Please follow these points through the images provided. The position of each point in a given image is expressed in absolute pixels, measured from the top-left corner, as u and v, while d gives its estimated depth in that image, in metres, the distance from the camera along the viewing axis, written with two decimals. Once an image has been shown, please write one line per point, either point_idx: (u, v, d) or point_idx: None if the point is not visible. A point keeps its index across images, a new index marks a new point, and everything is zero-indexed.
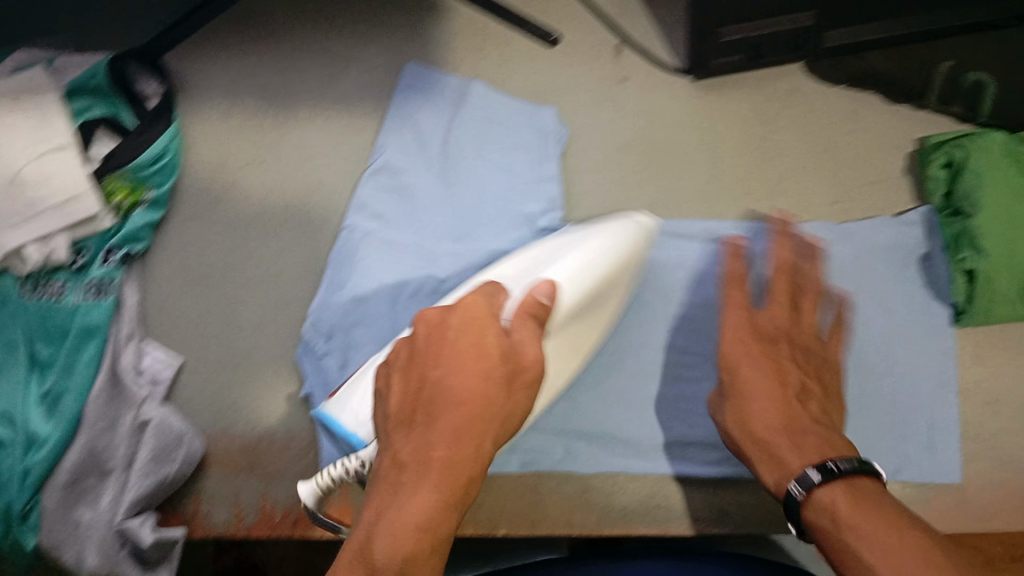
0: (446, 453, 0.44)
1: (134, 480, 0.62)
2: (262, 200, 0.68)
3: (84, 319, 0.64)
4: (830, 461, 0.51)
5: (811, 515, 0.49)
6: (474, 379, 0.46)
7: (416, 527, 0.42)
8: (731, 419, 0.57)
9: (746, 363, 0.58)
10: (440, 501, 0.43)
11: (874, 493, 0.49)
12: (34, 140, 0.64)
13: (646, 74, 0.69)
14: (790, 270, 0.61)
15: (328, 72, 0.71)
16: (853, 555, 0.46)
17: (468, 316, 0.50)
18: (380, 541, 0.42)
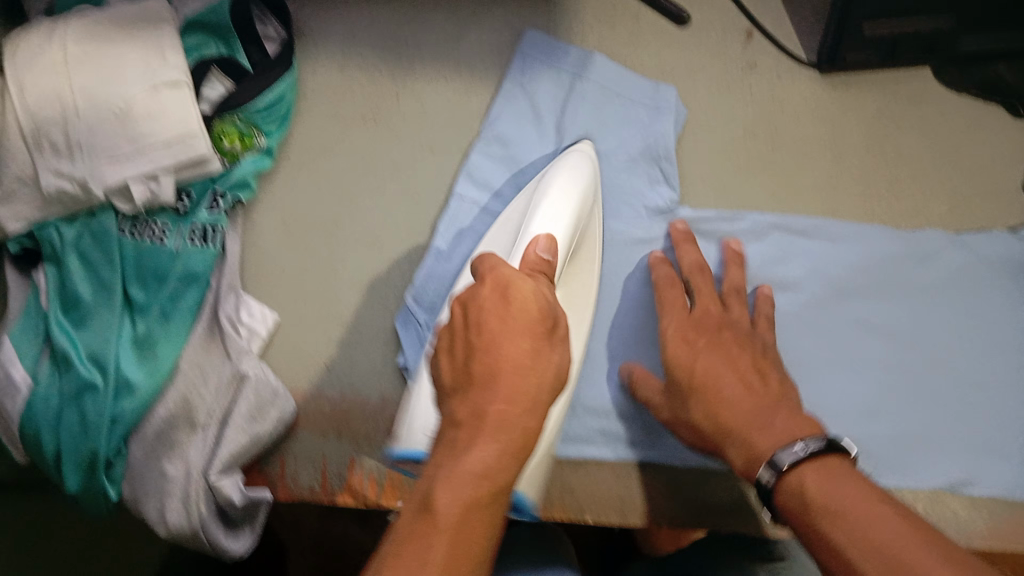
0: (503, 409, 0.39)
1: (228, 435, 0.59)
2: (368, 159, 0.67)
3: (185, 264, 0.62)
4: (798, 441, 0.47)
5: (783, 502, 0.46)
6: (521, 337, 0.41)
7: (473, 486, 0.37)
8: (701, 415, 0.53)
9: (701, 351, 0.56)
10: (501, 453, 0.38)
11: (846, 472, 0.45)
12: (148, 73, 0.62)
13: (776, 64, 0.68)
14: (699, 269, 0.61)
15: (452, 33, 0.69)
16: (827, 542, 0.43)
17: (498, 281, 0.43)
18: (440, 498, 0.36)
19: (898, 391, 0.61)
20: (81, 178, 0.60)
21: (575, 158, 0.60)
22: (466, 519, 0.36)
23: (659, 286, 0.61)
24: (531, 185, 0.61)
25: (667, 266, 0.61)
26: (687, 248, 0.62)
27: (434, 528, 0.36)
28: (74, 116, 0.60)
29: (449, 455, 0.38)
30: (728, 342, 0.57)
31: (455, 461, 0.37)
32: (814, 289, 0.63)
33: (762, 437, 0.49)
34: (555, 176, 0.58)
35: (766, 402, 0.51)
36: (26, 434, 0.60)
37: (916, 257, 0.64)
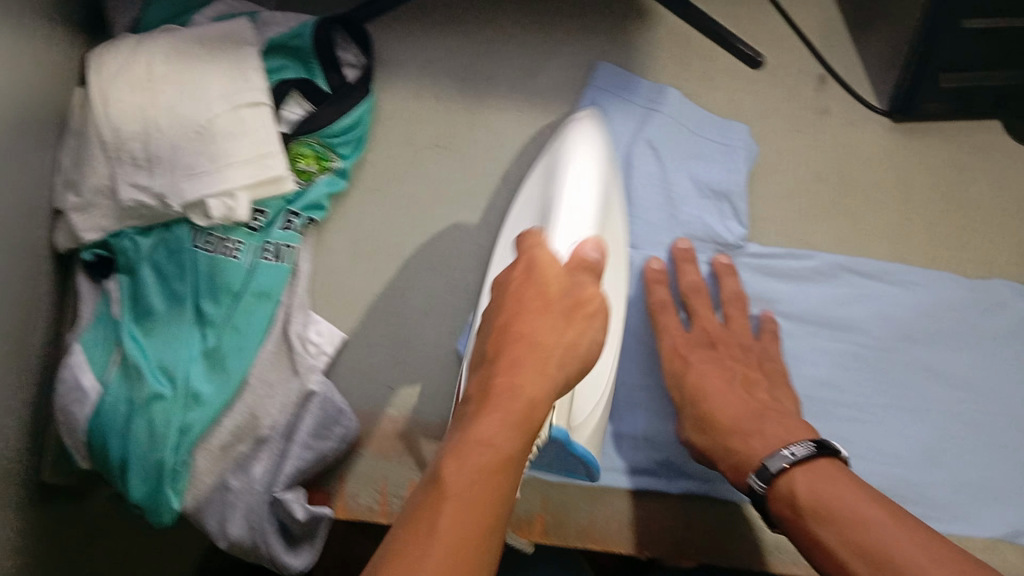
0: (548, 324, 0.43)
1: (294, 452, 0.59)
2: (440, 185, 0.68)
3: (258, 281, 0.63)
4: (785, 448, 0.50)
5: (775, 507, 0.49)
6: (551, 282, 0.45)
7: (530, 380, 0.41)
8: (696, 429, 0.56)
9: (694, 364, 0.58)
10: (510, 431, 0.38)
11: (834, 473, 0.48)
12: (231, 93, 0.63)
13: (849, 109, 0.69)
14: (694, 291, 0.62)
15: (530, 64, 0.71)
16: (821, 546, 0.46)
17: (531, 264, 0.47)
18: (507, 352, 0.42)
19: (958, 440, 0.61)
20: (160, 192, 0.61)
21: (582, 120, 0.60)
22: (534, 391, 0.40)
23: (652, 310, 0.62)
24: (543, 158, 0.62)
25: (663, 288, 0.62)
26: (729, 280, 0.62)
27: (494, 392, 0.40)
28: (156, 132, 0.61)
29: (461, 427, 0.39)
30: (722, 356, 0.59)
31: (510, 340, 0.42)
32: (880, 332, 0.63)
33: (755, 445, 0.52)
34: (575, 141, 0.57)
35: (756, 409, 0.54)
36: (93, 444, 0.60)
37: (983, 307, 0.64)
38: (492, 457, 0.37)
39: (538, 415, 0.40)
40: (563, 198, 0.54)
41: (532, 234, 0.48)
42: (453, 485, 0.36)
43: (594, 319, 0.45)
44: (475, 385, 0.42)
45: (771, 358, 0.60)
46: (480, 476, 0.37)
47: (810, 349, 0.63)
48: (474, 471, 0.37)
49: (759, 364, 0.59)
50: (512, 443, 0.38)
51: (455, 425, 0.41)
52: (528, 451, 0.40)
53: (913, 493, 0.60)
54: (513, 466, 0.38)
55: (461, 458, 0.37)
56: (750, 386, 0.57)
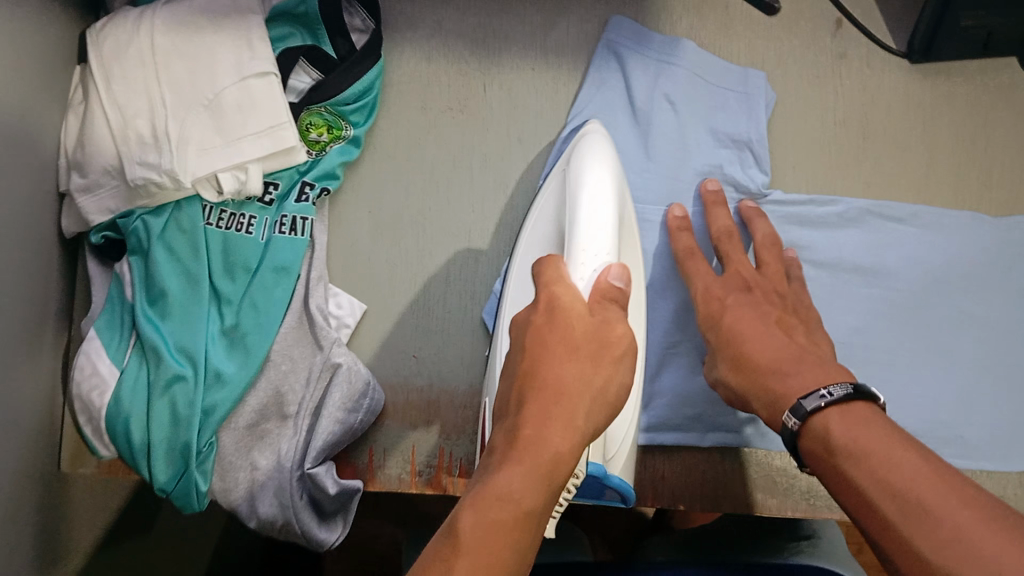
0: (577, 369, 0.41)
1: (323, 424, 0.58)
2: (457, 148, 0.67)
3: (275, 256, 0.62)
4: (824, 388, 0.48)
5: (808, 446, 0.48)
6: (576, 326, 0.43)
7: (559, 434, 0.38)
8: (727, 367, 0.55)
9: (730, 307, 0.57)
10: (534, 487, 0.37)
11: (871, 418, 0.46)
12: (238, 64, 0.62)
13: (868, 52, 0.68)
14: (726, 236, 0.61)
15: (542, 22, 0.69)
16: (848, 483, 0.44)
17: (554, 302, 0.45)
18: (531, 407, 0.40)
19: (996, 380, 0.62)
20: (169, 170, 0.58)
21: (595, 140, 0.58)
22: (561, 446, 0.38)
23: (681, 260, 0.61)
24: (558, 175, 0.59)
25: (688, 236, 0.62)
26: (758, 223, 0.62)
27: (520, 442, 0.38)
28: (161, 105, 0.59)
29: (482, 480, 0.37)
30: (759, 299, 0.58)
31: (537, 388, 0.41)
32: (910, 278, 0.63)
33: (793, 384, 0.51)
34: (588, 157, 0.56)
35: (797, 351, 0.53)
36: (115, 433, 0.58)
37: (1013, 244, 0.64)
38: (512, 514, 0.36)
39: (564, 470, 0.38)
40: (579, 218, 0.51)
41: (549, 272, 0.46)
42: (467, 541, 0.34)
43: (621, 362, 0.42)
44: (500, 436, 0.40)
45: (803, 306, 0.60)
46: (496, 533, 0.35)
47: (848, 295, 0.63)
48: (490, 526, 0.35)
49: (790, 309, 0.59)
50: (532, 497, 0.36)
51: (477, 473, 0.39)
52: (551, 506, 0.38)
53: (951, 435, 0.61)
54: (532, 523, 0.36)
55: (480, 511, 0.35)
56: (784, 327, 0.56)
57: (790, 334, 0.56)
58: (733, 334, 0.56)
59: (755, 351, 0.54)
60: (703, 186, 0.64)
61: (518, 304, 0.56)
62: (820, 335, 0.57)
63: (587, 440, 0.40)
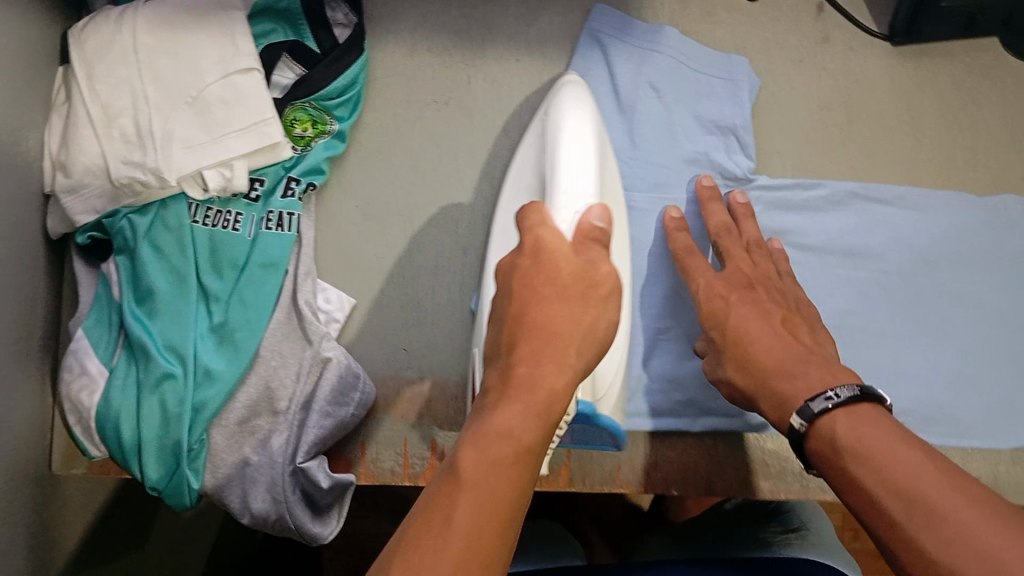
0: (564, 307, 0.40)
1: (314, 418, 0.58)
2: (442, 140, 0.67)
3: (262, 251, 0.62)
4: (830, 389, 0.46)
5: (814, 446, 0.46)
6: (561, 262, 0.43)
7: (553, 369, 0.38)
8: (733, 368, 0.53)
9: (734, 305, 0.55)
10: (531, 422, 0.36)
11: (878, 420, 0.44)
12: (221, 59, 0.62)
13: (850, 36, 0.68)
14: (725, 229, 0.60)
15: (526, 12, 0.69)
16: (855, 484, 0.42)
17: (536, 244, 0.44)
18: (524, 343, 0.39)
19: (986, 358, 0.62)
20: (154, 168, 0.58)
21: (571, 88, 0.57)
22: (556, 382, 0.38)
23: (678, 256, 0.60)
24: (537, 126, 0.59)
25: (684, 236, 0.60)
26: (749, 222, 0.61)
27: (515, 379, 0.38)
28: (144, 103, 0.59)
29: (479, 418, 0.37)
30: (760, 296, 0.56)
31: (526, 326, 0.40)
32: (898, 259, 0.63)
33: (800, 386, 0.48)
34: (565, 107, 0.55)
35: (799, 350, 0.51)
36: (105, 432, 0.58)
37: (999, 222, 0.64)
38: (511, 450, 0.35)
39: (560, 405, 0.38)
40: (562, 161, 0.50)
41: (533, 208, 0.45)
42: (472, 477, 0.34)
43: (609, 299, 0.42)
44: (493, 375, 0.40)
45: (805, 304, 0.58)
46: (497, 469, 0.34)
47: (836, 279, 0.63)
48: (492, 462, 0.35)
49: (791, 305, 0.57)
50: (531, 433, 0.36)
51: (472, 414, 0.39)
52: (548, 441, 0.38)
53: (940, 413, 0.60)
54: (532, 459, 0.36)
55: (480, 448, 0.35)
56: (788, 325, 0.54)
57: (792, 331, 0.54)
58: (734, 331, 0.54)
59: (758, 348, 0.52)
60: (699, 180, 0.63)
61: (503, 251, 0.58)
62: (825, 335, 0.55)
63: (580, 375, 0.40)
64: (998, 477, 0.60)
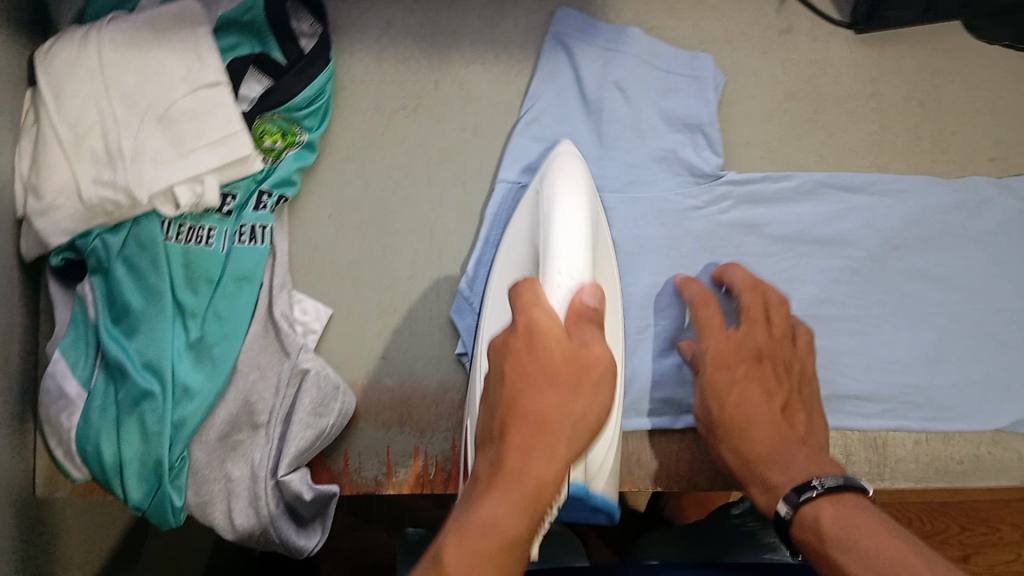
0: (554, 398, 0.41)
1: (296, 429, 0.59)
2: (412, 147, 0.67)
3: (236, 266, 0.62)
4: (815, 478, 0.48)
5: (799, 534, 0.47)
6: (554, 345, 0.43)
7: (540, 460, 0.39)
8: (729, 448, 0.55)
9: (739, 385, 0.56)
10: (516, 516, 0.38)
11: (859, 506, 0.46)
12: (188, 75, 0.62)
13: (814, 24, 0.69)
14: (751, 288, 0.60)
15: (490, 14, 0.69)
16: (838, 569, 0.44)
17: (529, 324, 0.44)
18: (514, 434, 0.40)
19: (959, 339, 0.63)
20: (125, 186, 0.58)
21: (563, 158, 0.58)
22: (544, 474, 0.39)
23: (693, 305, 0.59)
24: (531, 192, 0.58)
25: (697, 285, 0.60)
26: (766, 285, 0.60)
27: (504, 470, 0.39)
28: (113, 124, 0.59)
29: (468, 509, 0.39)
30: (767, 375, 0.57)
31: (515, 416, 0.41)
32: (869, 246, 0.64)
33: (787, 475, 0.51)
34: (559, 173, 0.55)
35: (792, 443, 0.53)
36: (87, 454, 0.58)
37: (966, 205, 0.65)
38: (495, 546, 0.37)
39: (548, 494, 0.39)
40: (557, 239, 0.50)
41: (527, 288, 0.45)
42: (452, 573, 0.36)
43: (600, 385, 0.42)
44: (485, 458, 0.41)
45: (808, 378, 0.58)
46: (479, 567, 0.37)
47: (812, 267, 0.63)
48: (475, 558, 0.37)
49: (793, 385, 0.57)
50: (516, 526, 0.38)
51: (465, 498, 0.41)
52: (536, 528, 0.39)
53: (923, 398, 0.62)
54: (515, 549, 0.38)
55: (463, 544, 0.37)
56: (786, 413, 0.55)
57: (788, 419, 0.55)
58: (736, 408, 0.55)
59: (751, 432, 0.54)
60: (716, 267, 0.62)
61: (497, 325, 0.55)
62: (824, 425, 0.57)
63: (571, 462, 0.41)
64: (980, 458, 0.62)
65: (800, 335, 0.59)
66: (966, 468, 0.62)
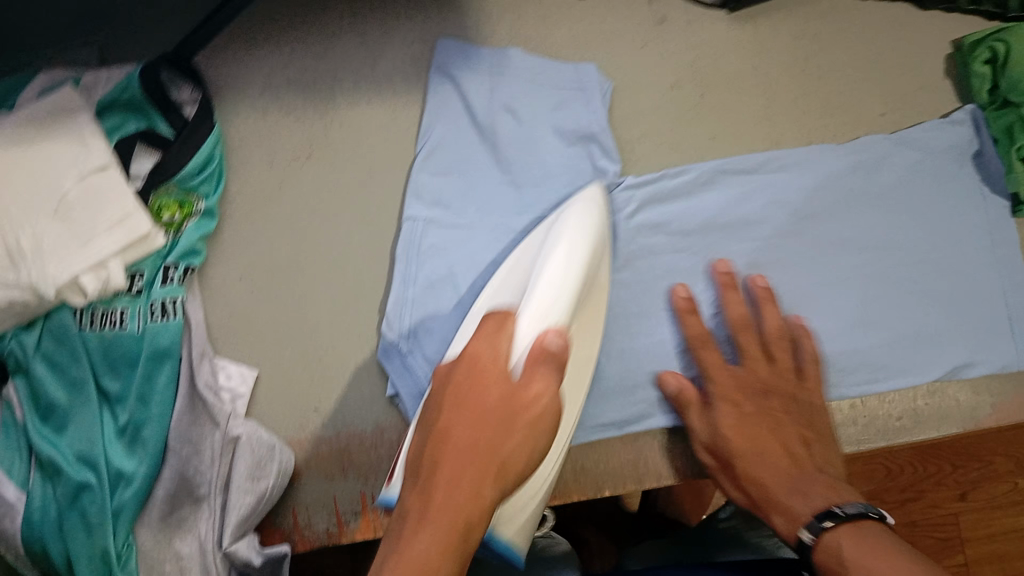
0: (483, 427, 0.42)
1: (234, 498, 0.58)
2: (315, 195, 0.67)
3: (153, 344, 0.61)
4: (837, 506, 0.51)
5: (819, 559, 0.49)
6: (490, 386, 0.44)
7: (468, 491, 0.40)
8: (748, 480, 0.57)
9: (749, 418, 0.59)
10: (441, 544, 0.38)
11: (879, 534, 0.48)
12: (75, 162, 0.61)
13: (685, 11, 0.71)
14: (747, 326, 0.62)
15: (369, 50, 0.70)
16: None
17: (473, 360, 0.46)
18: (446, 464, 0.41)
19: (876, 298, 0.64)
20: (30, 283, 0.57)
21: (578, 209, 0.59)
22: (470, 505, 0.40)
23: (692, 346, 0.62)
24: (544, 228, 0.60)
25: (695, 318, 0.62)
26: (772, 312, 0.62)
27: (435, 502, 0.39)
28: (8, 223, 0.57)
29: (394, 544, 0.39)
30: (773, 407, 0.60)
31: (447, 446, 0.42)
32: (775, 222, 0.65)
33: (807, 504, 0.53)
34: (565, 221, 0.58)
35: (805, 475, 0.55)
36: (34, 553, 0.58)
37: (864, 167, 0.66)
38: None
39: (475, 532, 0.39)
40: (539, 283, 0.52)
41: (500, 317, 0.49)
42: None
43: (539, 424, 0.43)
44: (411, 491, 0.42)
45: (819, 410, 0.60)
46: None
47: (721, 252, 0.64)
48: None
49: (806, 419, 0.59)
50: (445, 563, 0.38)
51: (391, 534, 0.40)
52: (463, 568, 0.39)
53: (854, 363, 0.63)
54: None
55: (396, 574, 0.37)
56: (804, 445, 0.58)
57: (801, 449, 0.57)
58: (744, 446, 0.58)
59: (760, 468, 0.57)
60: (714, 267, 0.63)
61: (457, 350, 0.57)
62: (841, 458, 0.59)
63: (497, 502, 0.41)
64: (919, 411, 0.63)
65: (807, 368, 0.61)
66: (905, 423, 0.63)
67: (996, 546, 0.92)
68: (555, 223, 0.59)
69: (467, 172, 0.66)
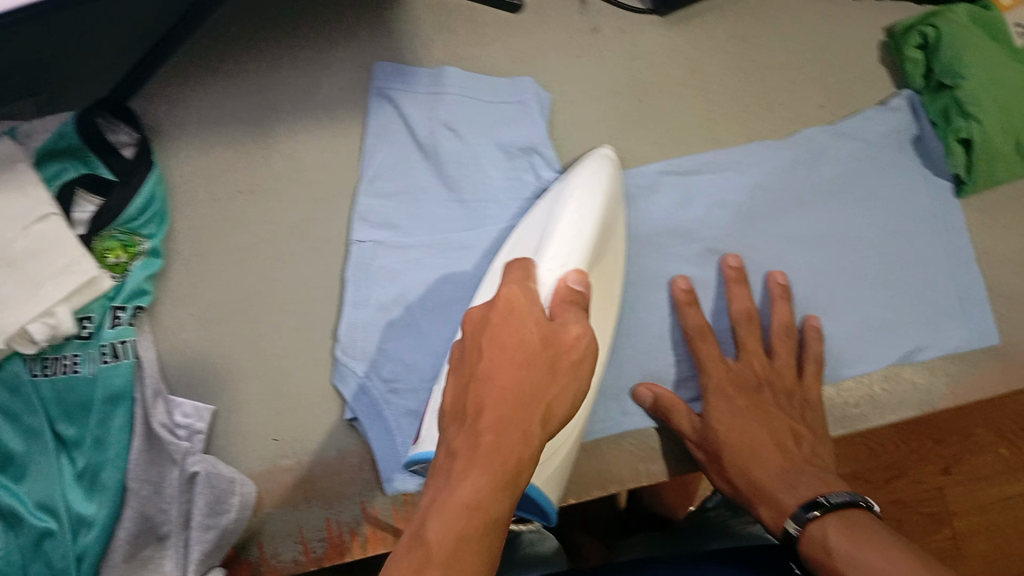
0: (524, 368, 0.39)
1: (194, 535, 0.59)
2: (262, 227, 0.67)
3: (106, 388, 0.61)
4: (822, 496, 0.50)
5: (806, 550, 0.49)
6: (529, 327, 0.41)
7: (516, 434, 0.37)
8: (736, 472, 0.56)
9: (743, 413, 0.58)
10: (492, 486, 0.35)
11: (864, 520, 0.47)
12: (17, 213, 0.61)
13: (617, 18, 0.72)
14: (749, 320, 0.62)
15: (306, 79, 0.70)
16: None
17: (508, 301, 0.43)
18: (488, 404, 0.38)
19: (824, 290, 0.65)
20: None
21: (585, 173, 0.59)
22: (520, 444, 0.37)
23: (691, 338, 0.62)
24: (552, 193, 0.60)
25: (694, 312, 0.62)
26: (780, 306, 0.63)
27: (483, 442, 0.36)
28: None
29: (441, 487, 0.36)
30: (768, 402, 0.59)
31: (485, 381, 0.39)
32: (718, 222, 0.65)
33: (789, 496, 0.52)
34: (572, 184, 0.58)
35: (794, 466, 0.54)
36: None
37: (805, 163, 0.67)
38: (477, 523, 0.35)
39: (526, 473, 0.37)
40: (557, 235, 0.52)
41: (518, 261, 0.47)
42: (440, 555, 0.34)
43: (579, 366, 0.41)
44: (454, 429, 0.39)
45: (813, 406, 0.60)
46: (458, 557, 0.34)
47: (668, 256, 0.65)
48: (456, 537, 0.34)
49: (801, 415, 0.59)
50: (495, 505, 0.35)
51: (437, 471, 0.38)
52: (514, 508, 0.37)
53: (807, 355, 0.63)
54: (492, 532, 0.35)
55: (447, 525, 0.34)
56: (796, 439, 0.57)
57: (794, 443, 0.57)
58: (734, 440, 0.57)
59: (750, 461, 0.56)
60: (726, 261, 0.64)
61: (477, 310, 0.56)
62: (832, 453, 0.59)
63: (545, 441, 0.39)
64: (875, 397, 0.63)
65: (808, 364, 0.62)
66: (864, 410, 0.63)
67: (983, 518, 0.92)
68: (563, 187, 0.59)
69: (414, 193, 0.67)
